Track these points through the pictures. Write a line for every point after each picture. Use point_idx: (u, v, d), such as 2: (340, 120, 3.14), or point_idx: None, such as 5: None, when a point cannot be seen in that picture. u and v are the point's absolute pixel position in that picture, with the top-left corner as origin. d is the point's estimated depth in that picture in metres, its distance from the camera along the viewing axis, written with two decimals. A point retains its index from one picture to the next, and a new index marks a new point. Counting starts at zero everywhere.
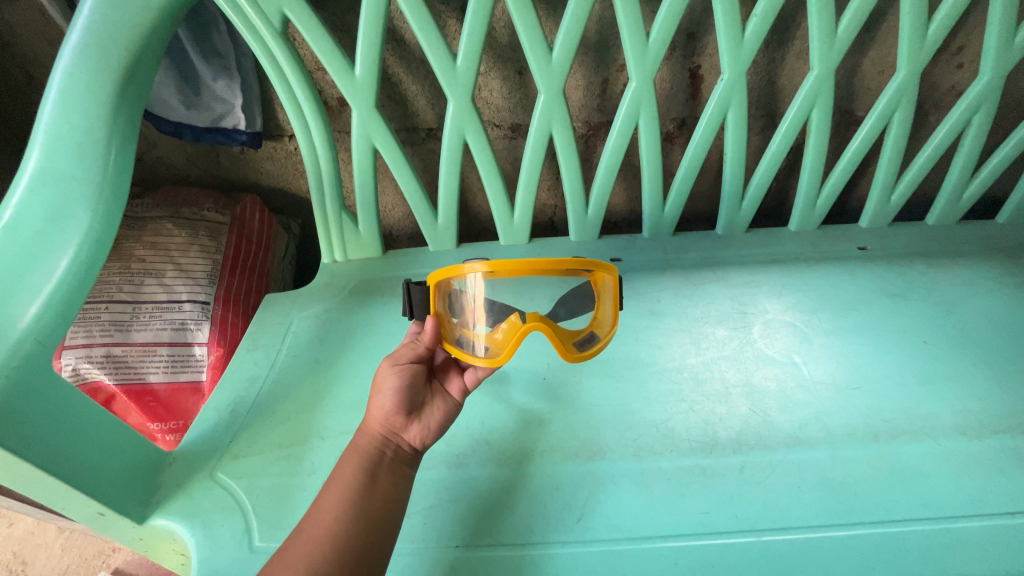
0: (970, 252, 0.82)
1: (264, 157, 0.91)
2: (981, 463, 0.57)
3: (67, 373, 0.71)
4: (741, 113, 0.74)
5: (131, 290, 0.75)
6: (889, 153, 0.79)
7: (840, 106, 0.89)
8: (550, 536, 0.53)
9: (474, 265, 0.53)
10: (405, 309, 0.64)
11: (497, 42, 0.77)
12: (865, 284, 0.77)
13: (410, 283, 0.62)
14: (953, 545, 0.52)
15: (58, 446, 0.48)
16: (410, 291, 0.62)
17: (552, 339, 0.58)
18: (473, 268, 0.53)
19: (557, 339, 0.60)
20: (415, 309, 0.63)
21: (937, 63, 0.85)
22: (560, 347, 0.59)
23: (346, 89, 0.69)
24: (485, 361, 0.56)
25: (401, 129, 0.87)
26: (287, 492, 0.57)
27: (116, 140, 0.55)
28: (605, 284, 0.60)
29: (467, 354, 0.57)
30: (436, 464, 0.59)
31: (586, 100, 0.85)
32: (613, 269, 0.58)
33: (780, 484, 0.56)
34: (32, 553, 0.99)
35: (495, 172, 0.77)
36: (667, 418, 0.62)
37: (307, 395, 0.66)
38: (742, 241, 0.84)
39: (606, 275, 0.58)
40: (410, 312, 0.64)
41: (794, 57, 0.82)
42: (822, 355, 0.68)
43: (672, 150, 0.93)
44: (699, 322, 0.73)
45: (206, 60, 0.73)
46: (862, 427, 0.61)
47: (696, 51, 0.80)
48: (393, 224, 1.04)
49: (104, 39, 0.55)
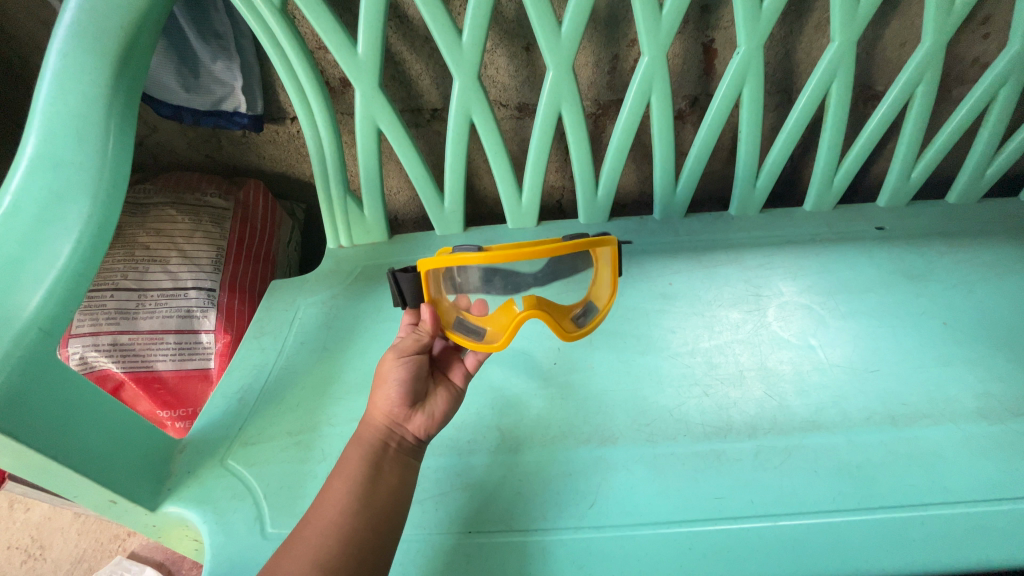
0: (991, 231, 0.79)
1: (266, 141, 0.90)
2: (1003, 447, 0.56)
3: (74, 362, 0.70)
4: (757, 89, 0.71)
5: (137, 277, 0.75)
6: (911, 129, 0.76)
7: (859, 81, 0.86)
8: (562, 522, 0.53)
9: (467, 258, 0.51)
10: (397, 299, 0.60)
11: (503, 18, 0.74)
12: (883, 266, 0.75)
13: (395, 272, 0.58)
14: (972, 529, 0.51)
15: (68, 436, 0.48)
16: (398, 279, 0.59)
17: (547, 317, 0.57)
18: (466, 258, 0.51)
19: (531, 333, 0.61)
20: (407, 297, 0.59)
21: (962, 33, 0.81)
22: (554, 324, 0.58)
23: (348, 69, 0.67)
24: (485, 347, 0.58)
25: (406, 110, 0.85)
26: (299, 478, 0.57)
27: (114, 124, 0.54)
28: (605, 253, 0.58)
29: (466, 338, 0.59)
30: (446, 450, 0.59)
31: (596, 77, 0.82)
32: (612, 242, 0.55)
33: (796, 469, 0.55)
34: (49, 538, 1.00)
35: (501, 153, 0.76)
36: (680, 403, 0.61)
37: (316, 382, 0.66)
38: (756, 223, 0.82)
39: (605, 248, 0.55)
40: (400, 302, 0.61)
41: (812, 29, 0.78)
42: (839, 338, 0.67)
43: (684, 129, 0.91)
44: (712, 305, 0.72)
45: (205, 41, 0.71)
46: (880, 411, 0.59)
47: (710, 24, 0.77)
48: (398, 208, 1.03)
49: (100, 17, 0.53)
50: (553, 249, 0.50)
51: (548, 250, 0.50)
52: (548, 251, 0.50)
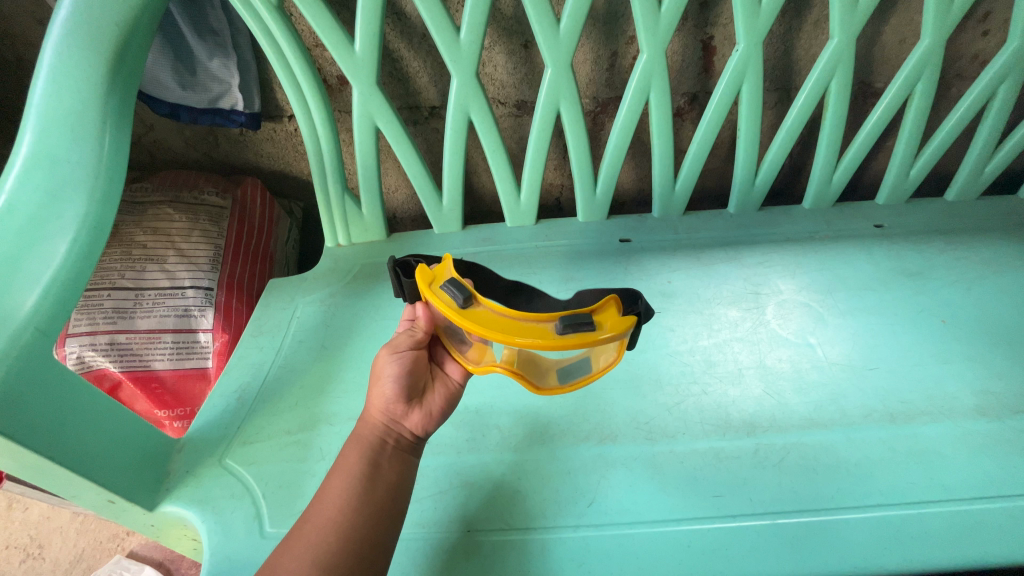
0: (990, 228, 0.79)
1: (263, 139, 0.89)
2: (1001, 444, 0.56)
3: (71, 362, 0.70)
4: (756, 86, 0.71)
5: (134, 276, 0.74)
6: (910, 127, 0.76)
7: (858, 78, 0.86)
8: (562, 520, 0.53)
9: (444, 306, 0.49)
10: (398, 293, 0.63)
11: (501, 15, 0.74)
12: (882, 263, 0.75)
13: (397, 267, 0.60)
14: (970, 526, 0.51)
15: (65, 437, 0.47)
16: (401, 264, 0.61)
17: (519, 376, 0.52)
18: (446, 304, 0.49)
19: (527, 373, 0.56)
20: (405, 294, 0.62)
21: (961, 31, 0.81)
22: (527, 380, 0.53)
23: (345, 66, 0.67)
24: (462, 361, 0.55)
25: (403, 108, 0.84)
26: (298, 477, 0.56)
27: (110, 122, 0.54)
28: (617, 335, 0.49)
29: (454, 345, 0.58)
30: (445, 448, 0.58)
31: (594, 75, 0.82)
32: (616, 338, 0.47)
33: (794, 466, 0.55)
34: (48, 537, 1.00)
35: (500, 150, 0.75)
36: (680, 401, 0.61)
37: (314, 381, 0.65)
38: (755, 220, 0.82)
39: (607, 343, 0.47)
40: (401, 292, 0.62)
41: (811, 26, 0.78)
42: (837, 336, 0.67)
43: (683, 126, 0.91)
44: (711, 303, 0.72)
45: (201, 38, 0.71)
46: (878, 408, 0.59)
47: (709, 21, 0.76)
48: (396, 206, 1.02)
49: (95, 14, 0.53)
50: (513, 342, 0.45)
51: (507, 340, 0.45)
52: (506, 341, 0.45)
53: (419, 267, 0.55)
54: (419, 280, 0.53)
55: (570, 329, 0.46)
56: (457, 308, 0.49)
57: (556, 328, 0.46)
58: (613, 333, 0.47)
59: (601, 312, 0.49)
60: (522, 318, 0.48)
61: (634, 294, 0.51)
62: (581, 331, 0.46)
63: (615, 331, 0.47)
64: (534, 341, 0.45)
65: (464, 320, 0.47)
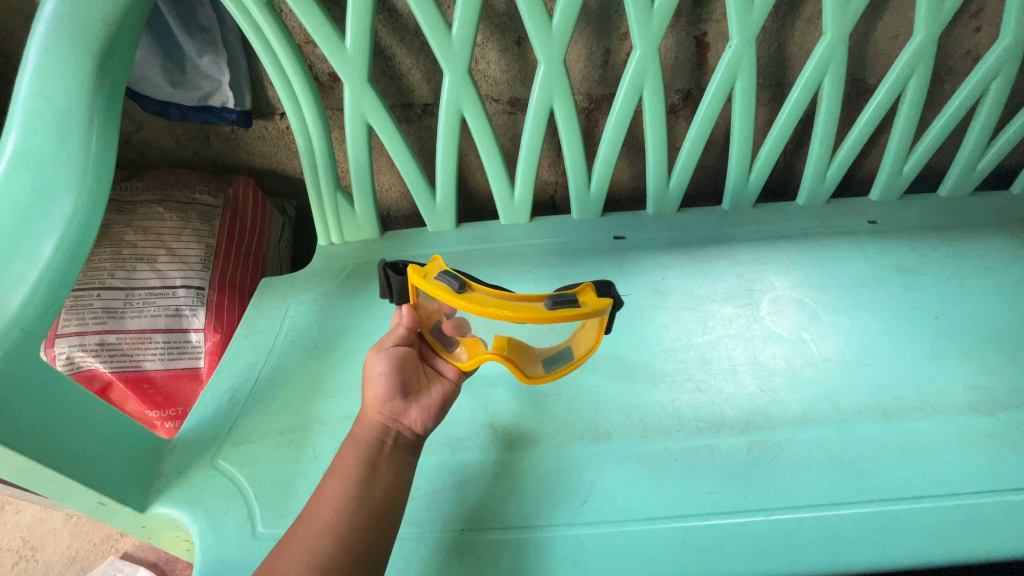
0: (983, 224, 0.79)
1: (255, 137, 0.89)
2: (993, 439, 0.56)
3: (60, 362, 0.69)
4: (750, 83, 0.71)
5: (124, 276, 0.74)
6: (903, 123, 0.76)
7: (851, 75, 0.86)
8: (555, 518, 0.53)
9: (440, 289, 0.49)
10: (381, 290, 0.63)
11: (493, 11, 0.73)
12: (875, 260, 0.75)
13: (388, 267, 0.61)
14: (962, 521, 0.51)
15: (53, 439, 0.47)
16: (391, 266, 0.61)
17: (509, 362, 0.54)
18: (441, 288, 0.49)
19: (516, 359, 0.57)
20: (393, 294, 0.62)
21: (954, 26, 0.81)
22: (517, 368, 0.56)
23: (336, 63, 0.66)
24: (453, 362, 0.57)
25: (396, 106, 0.84)
26: (290, 477, 0.56)
27: (98, 120, 0.53)
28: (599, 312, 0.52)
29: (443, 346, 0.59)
30: (439, 448, 0.58)
31: (588, 72, 0.81)
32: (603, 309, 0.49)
33: (790, 462, 0.55)
34: (41, 539, 0.99)
35: (493, 148, 0.75)
36: (674, 399, 0.61)
37: (307, 381, 0.65)
38: (749, 217, 0.82)
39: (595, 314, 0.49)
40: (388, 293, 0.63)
41: (805, 22, 0.78)
42: (831, 332, 0.67)
43: (677, 123, 0.90)
44: (706, 300, 0.71)
45: (190, 35, 0.70)
46: (872, 404, 0.59)
47: (702, 17, 0.76)
48: (391, 204, 1.02)
49: (79, 11, 0.52)
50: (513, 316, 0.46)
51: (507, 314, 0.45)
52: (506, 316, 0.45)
53: (408, 266, 0.54)
54: (411, 275, 0.53)
55: (561, 304, 0.48)
56: (454, 293, 0.48)
57: (547, 304, 0.48)
58: (598, 307, 0.49)
59: (583, 293, 0.51)
60: (514, 297, 0.48)
61: (606, 282, 0.55)
62: (570, 307, 0.48)
63: (601, 305, 0.49)
64: (530, 314, 0.46)
65: (464, 302, 0.47)
